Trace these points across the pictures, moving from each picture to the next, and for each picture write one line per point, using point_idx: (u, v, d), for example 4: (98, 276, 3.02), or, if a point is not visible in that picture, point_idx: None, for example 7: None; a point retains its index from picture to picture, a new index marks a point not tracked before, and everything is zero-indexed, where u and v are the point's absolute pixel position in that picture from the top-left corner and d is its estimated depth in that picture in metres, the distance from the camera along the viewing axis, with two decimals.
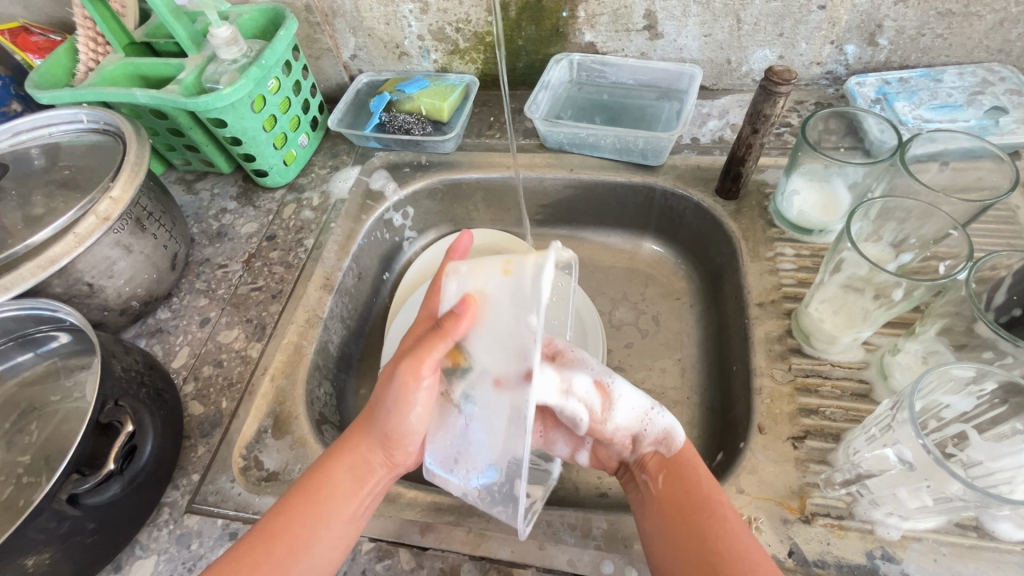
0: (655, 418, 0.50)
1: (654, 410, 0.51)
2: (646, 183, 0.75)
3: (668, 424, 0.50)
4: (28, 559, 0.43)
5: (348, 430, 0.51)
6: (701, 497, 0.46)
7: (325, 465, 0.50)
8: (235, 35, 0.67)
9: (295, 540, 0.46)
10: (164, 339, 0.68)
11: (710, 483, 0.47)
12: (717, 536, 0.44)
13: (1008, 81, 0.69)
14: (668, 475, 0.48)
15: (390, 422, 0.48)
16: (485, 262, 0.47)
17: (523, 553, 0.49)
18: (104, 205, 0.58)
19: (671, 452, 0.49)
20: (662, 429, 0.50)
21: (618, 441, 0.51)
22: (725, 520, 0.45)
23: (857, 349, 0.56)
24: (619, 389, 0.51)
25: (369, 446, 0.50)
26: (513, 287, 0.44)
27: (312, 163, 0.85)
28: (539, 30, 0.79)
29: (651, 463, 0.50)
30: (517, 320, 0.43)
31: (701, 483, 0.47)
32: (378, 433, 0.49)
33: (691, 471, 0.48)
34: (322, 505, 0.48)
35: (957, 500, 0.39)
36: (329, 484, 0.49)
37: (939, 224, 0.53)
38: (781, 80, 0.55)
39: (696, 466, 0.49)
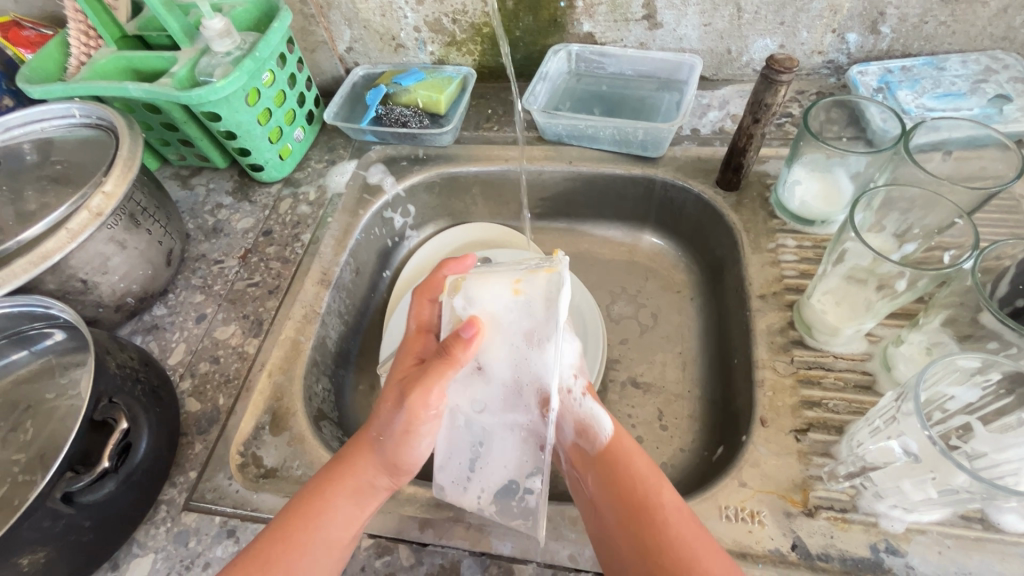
0: (574, 401, 0.53)
1: (574, 394, 0.53)
2: (646, 176, 0.74)
3: (587, 413, 0.52)
4: (22, 558, 0.43)
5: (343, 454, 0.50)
6: (641, 495, 0.46)
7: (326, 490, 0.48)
8: (228, 27, 0.66)
9: (295, 567, 0.45)
10: (160, 335, 0.68)
11: (648, 478, 0.48)
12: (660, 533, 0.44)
13: (1012, 68, 0.68)
14: (603, 475, 0.49)
15: (396, 446, 0.49)
16: (488, 279, 0.51)
17: (524, 548, 0.49)
18: (97, 200, 0.57)
19: (600, 443, 0.51)
20: (582, 416, 0.52)
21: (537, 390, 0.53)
22: (669, 510, 0.45)
23: (860, 340, 0.56)
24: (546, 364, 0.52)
25: (373, 469, 0.49)
26: (524, 305, 0.49)
27: (309, 157, 0.85)
28: (537, 20, 0.78)
29: (585, 458, 0.51)
30: (523, 329, 0.49)
31: (639, 478, 0.48)
32: (383, 457, 0.49)
33: (623, 458, 0.49)
34: (324, 532, 0.46)
35: (962, 492, 0.39)
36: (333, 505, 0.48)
37: (943, 213, 0.52)
38: (783, 68, 0.54)
39: (633, 458, 0.49)
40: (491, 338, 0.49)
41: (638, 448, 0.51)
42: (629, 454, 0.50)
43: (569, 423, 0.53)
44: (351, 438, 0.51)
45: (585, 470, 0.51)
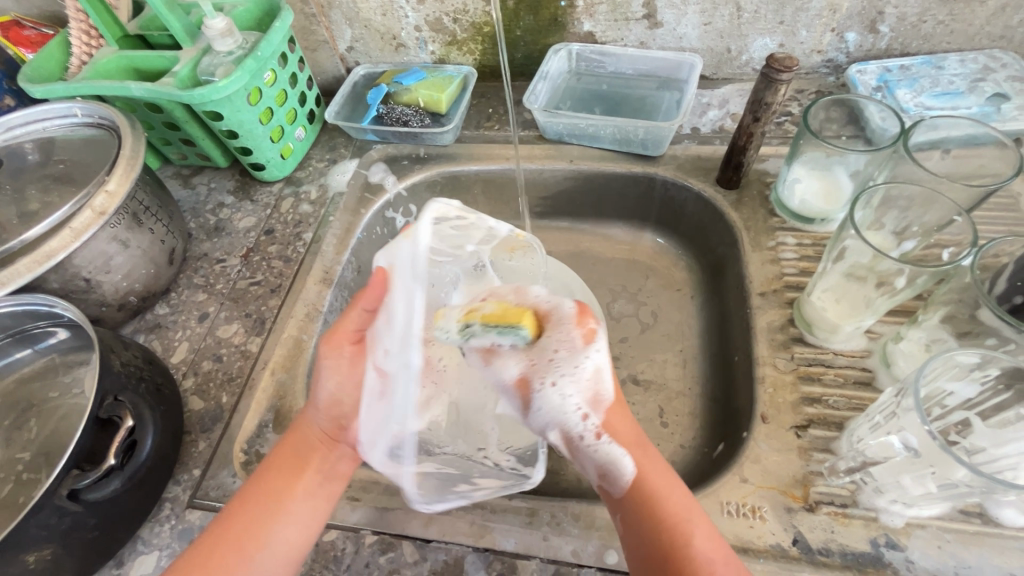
0: (589, 447, 0.46)
1: (585, 439, 0.47)
2: (646, 174, 0.75)
3: (607, 457, 0.46)
4: (28, 555, 0.43)
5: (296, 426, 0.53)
6: (672, 536, 0.42)
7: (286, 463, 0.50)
8: (230, 26, 0.66)
9: (250, 523, 0.46)
10: (163, 334, 0.68)
11: (680, 517, 0.43)
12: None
13: (1010, 67, 0.68)
14: (632, 521, 0.44)
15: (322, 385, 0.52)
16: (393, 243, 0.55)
17: (528, 543, 0.49)
18: (100, 199, 0.57)
19: (625, 483, 0.45)
20: (602, 460, 0.46)
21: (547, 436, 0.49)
22: (704, 562, 0.41)
23: (860, 338, 0.56)
24: (543, 405, 0.47)
25: (309, 425, 0.52)
26: (411, 248, 0.52)
27: (310, 156, 0.85)
28: (538, 20, 0.78)
29: (613, 502, 0.46)
30: (435, 277, 0.59)
31: (671, 517, 0.43)
32: (314, 410, 0.52)
33: (648, 499, 0.44)
34: (272, 488, 0.49)
35: (962, 486, 0.39)
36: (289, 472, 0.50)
37: (941, 211, 0.53)
38: (783, 67, 0.55)
39: (664, 492, 0.45)
40: (393, 286, 0.52)
41: (671, 479, 0.46)
42: (656, 491, 0.45)
43: (591, 467, 0.47)
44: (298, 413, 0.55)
45: (613, 509, 0.46)
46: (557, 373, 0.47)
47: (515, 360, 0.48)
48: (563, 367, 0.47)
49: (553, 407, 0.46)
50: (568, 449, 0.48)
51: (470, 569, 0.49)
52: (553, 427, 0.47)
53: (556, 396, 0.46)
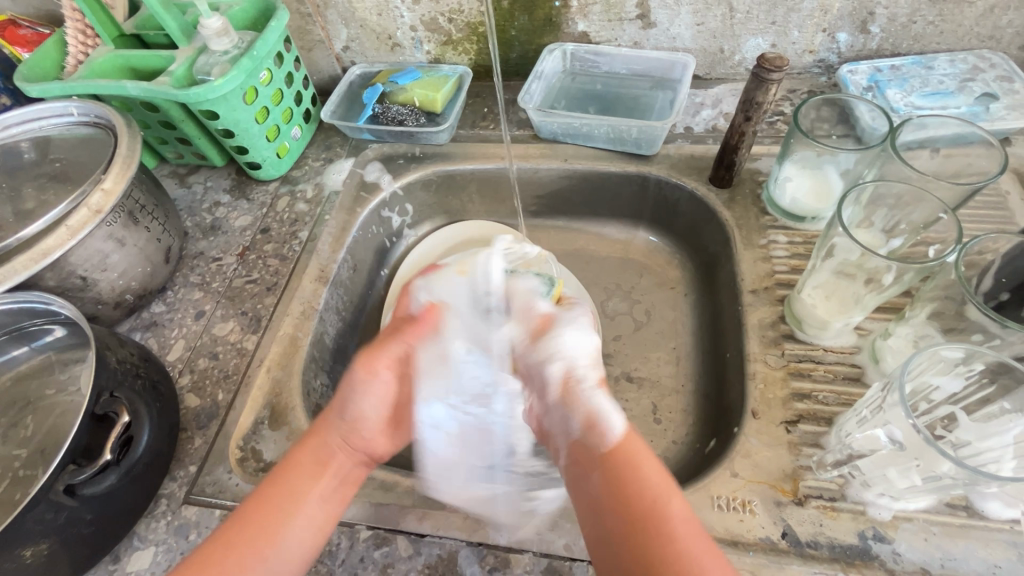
0: (587, 392, 0.50)
1: (583, 384, 0.51)
2: (640, 173, 0.75)
3: (598, 408, 0.49)
4: (25, 550, 0.44)
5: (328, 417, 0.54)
6: (647, 507, 0.43)
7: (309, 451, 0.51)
8: (226, 26, 0.67)
9: (266, 524, 0.46)
10: (159, 332, 0.68)
11: (654, 490, 0.44)
12: (662, 551, 0.40)
13: (998, 67, 0.69)
14: (612, 475, 0.45)
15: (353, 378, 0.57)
16: (437, 274, 0.63)
17: (521, 537, 0.50)
18: (96, 197, 0.58)
19: (608, 440, 0.48)
20: (591, 410, 0.49)
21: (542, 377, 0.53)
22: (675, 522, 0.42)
23: (849, 334, 0.57)
24: (559, 341, 0.53)
25: (332, 431, 0.52)
26: (469, 281, 0.61)
27: (306, 155, 0.85)
28: (532, 20, 0.78)
29: (593, 456, 0.47)
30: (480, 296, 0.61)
31: (646, 491, 0.44)
32: (341, 418, 0.53)
33: (633, 461, 0.46)
34: (289, 489, 0.48)
35: (946, 478, 0.40)
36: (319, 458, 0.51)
37: (929, 209, 0.53)
38: (774, 67, 0.55)
39: (639, 465, 0.45)
40: (445, 320, 0.59)
41: (650, 454, 0.47)
42: (639, 457, 0.46)
43: (578, 417, 0.50)
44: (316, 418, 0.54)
45: (591, 468, 0.47)
46: (576, 325, 0.55)
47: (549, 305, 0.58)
48: (581, 325, 0.55)
49: (567, 344, 0.53)
50: (561, 393, 0.52)
51: (463, 564, 0.49)
52: (564, 360, 0.52)
53: (572, 338, 0.53)
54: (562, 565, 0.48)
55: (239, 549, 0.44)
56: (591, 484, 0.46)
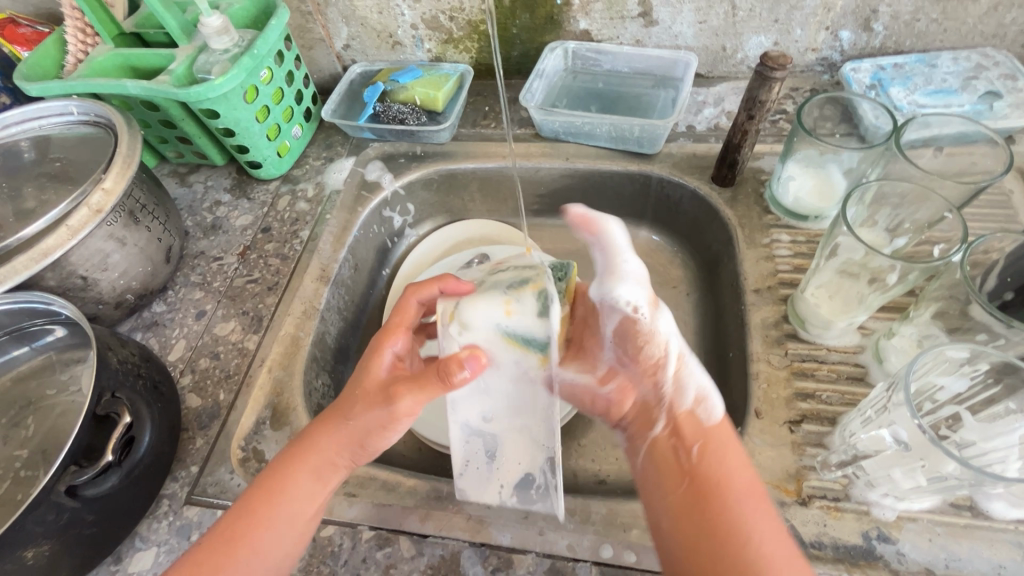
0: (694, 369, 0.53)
1: (691, 360, 0.53)
2: (642, 172, 0.75)
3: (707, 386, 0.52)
4: (27, 551, 0.44)
5: (337, 403, 0.51)
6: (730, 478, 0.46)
7: (315, 430, 0.50)
8: (226, 24, 0.66)
9: (256, 541, 0.45)
10: (160, 332, 0.68)
11: (740, 470, 0.46)
12: (742, 520, 0.43)
13: (1002, 65, 0.69)
14: (714, 450, 0.48)
15: (362, 373, 0.53)
16: (477, 300, 0.53)
17: (523, 538, 0.49)
18: (96, 197, 0.57)
19: (714, 418, 0.50)
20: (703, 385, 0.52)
21: (653, 351, 0.53)
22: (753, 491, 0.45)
23: (852, 334, 0.57)
24: (672, 318, 0.53)
25: (336, 450, 0.49)
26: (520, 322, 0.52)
27: (306, 154, 0.85)
28: (534, 18, 0.78)
29: (697, 430, 0.49)
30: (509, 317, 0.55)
31: (733, 470, 0.46)
32: (352, 438, 0.50)
33: (723, 440, 0.48)
34: (283, 505, 0.47)
35: (951, 478, 0.40)
36: (322, 443, 0.49)
37: (933, 208, 0.53)
38: (777, 65, 0.55)
39: (729, 447, 0.48)
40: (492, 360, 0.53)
41: (738, 442, 0.49)
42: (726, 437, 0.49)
43: (692, 389, 0.52)
44: (316, 420, 0.51)
45: (692, 441, 0.49)
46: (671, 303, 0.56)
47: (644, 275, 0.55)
48: None
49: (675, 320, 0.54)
50: (674, 369, 0.53)
51: (466, 564, 0.49)
52: (678, 336, 0.53)
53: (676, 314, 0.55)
54: (566, 566, 0.48)
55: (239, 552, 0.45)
56: (685, 454, 0.49)
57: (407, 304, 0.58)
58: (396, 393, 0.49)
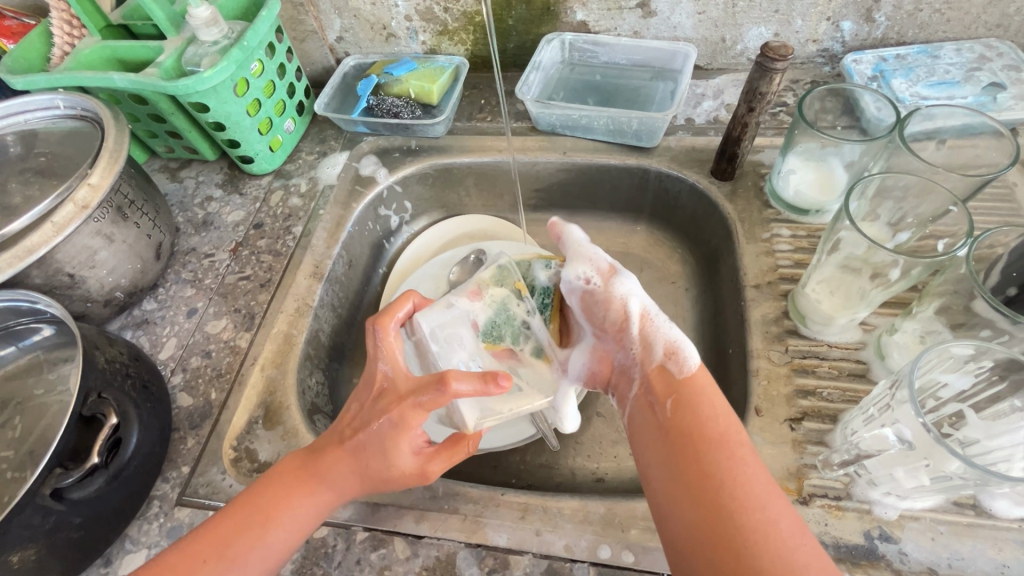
0: (663, 323, 0.52)
1: (659, 317, 0.52)
2: (640, 166, 0.74)
3: (676, 338, 0.51)
4: (12, 556, 0.43)
5: (357, 452, 0.47)
6: (712, 432, 0.44)
7: (321, 468, 0.47)
8: (215, 15, 0.65)
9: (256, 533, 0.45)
10: (151, 330, 0.67)
11: (723, 421, 0.45)
12: (725, 471, 0.42)
13: (1006, 56, 0.68)
14: (687, 401, 0.47)
15: (388, 446, 0.46)
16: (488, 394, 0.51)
17: (520, 539, 0.49)
18: (83, 192, 0.56)
19: (686, 368, 0.49)
20: (670, 339, 0.51)
21: (616, 306, 0.52)
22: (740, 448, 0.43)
23: (854, 330, 0.56)
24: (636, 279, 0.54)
25: (335, 482, 0.47)
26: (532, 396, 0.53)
27: (299, 149, 0.84)
28: (530, 9, 0.77)
29: (668, 383, 0.49)
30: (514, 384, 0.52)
31: (712, 417, 0.45)
32: (362, 475, 0.47)
33: (700, 395, 0.47)
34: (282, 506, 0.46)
35: (956, 478, 0.39)
36: (335, 479, 0.47)
37: (937, 201, 0.52)
38: (778, 56, 0.54)
39: (706, 394, 0.47)
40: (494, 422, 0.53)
41: (717, 389, 0.49)
42: (708, 392, 0.48)
43: (653, 348, 0.51)
44: (314, 453, 0.48)
45: (668, 396, 0.48)
46: None
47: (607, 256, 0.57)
48: None
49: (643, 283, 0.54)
50: (637, 325, 0.52)
51: (462, 565, 0.48)
52: (642, 296, 0.53)
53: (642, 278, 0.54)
54: (563, 566, 0.47)
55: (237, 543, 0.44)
56: (659, 412, 0.48)
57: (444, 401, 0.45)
58: (430, 470, 0.48)
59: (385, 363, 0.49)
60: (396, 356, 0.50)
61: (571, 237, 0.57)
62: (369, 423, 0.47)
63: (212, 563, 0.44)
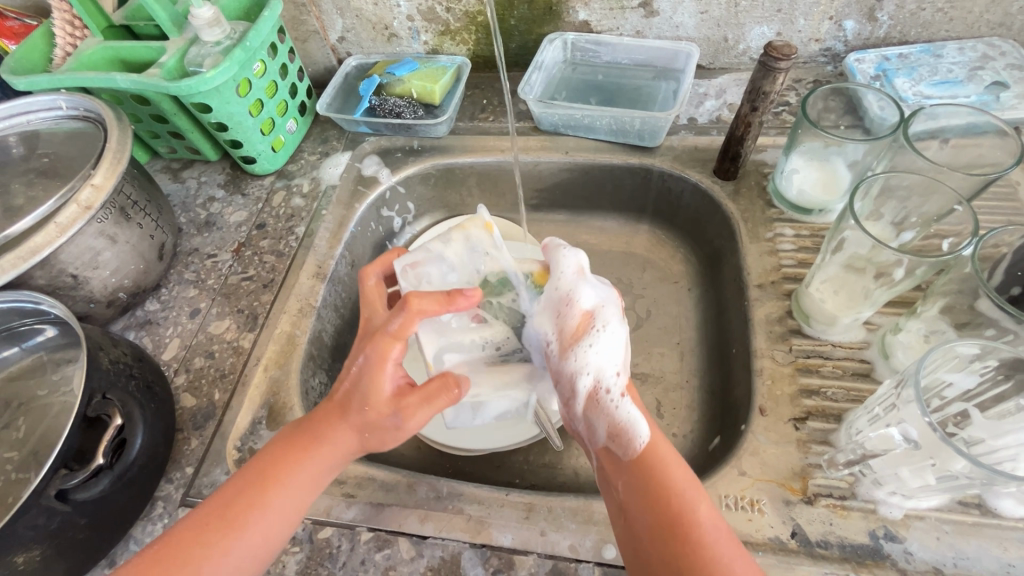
0: (611, 403, 0.48)
1: (610, 394, 0.48)
2: (643, 165, 0.74)
3: (625, 417, 0.47)
4: (17, 557, 0.43)
5: (344, 401, 0.48)
6: (676, 510, 0.43)
7: (316, 423, 0.48)
8: (218, 16, 0.65)
9: (234, 524, 0.44)
10: (154, 331, 0.67)
11: (687, 494, 0.43)
12: (694, 551, 0.41)
13: (1009, 55, 0.68)
14: (644, 475, 0.45)
15: (369, 383, 0.46)
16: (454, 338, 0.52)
17: (524, 539, 0.49)
18: (86, 193, 0.56)
19: (634, 448, 0.46)
20: (618, 419, 0.47)
21: (564, 377, 0.49)
22: (705, 522, 0.42)
23: (858, 329, 0.56)
24: (594, 347, 0.48)
25: (323, 444, 0.47)
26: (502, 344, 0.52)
27: (302, 149, 0.83)
28: (532, 9, 0.77)
29: (617, 460, 0.47)
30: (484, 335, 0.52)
31: (677, 494, 0.43)
32: (354, 419, 0.47)
33: (660, 465, 0.45)
34: (252, 512, 0.44)
35: (962, 477, 0.39)
36: (330, 436, 0.47)
37: (941, 201, 0.52)
38: (781, 55, 0.54)
39: (671, 466, 0.45)
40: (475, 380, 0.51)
41: (675, 455, 0.46)
42: (667, 461, 0.45)
43: (602, 425, 0.48)
44: (304, 419, 0.49)
45: (619, 474, 0.47)
46: (614, 330, 0.49)
47: (588, 299, 0.50)
48: (620, 326, 0.50)
49: (603, 352, 0.48)
50: (586, 402, 0.49)
51: (466, 566, 0.48)
52: (595, 370, 0.48)
53: (605, 343, 0.48)
54: (568, 566, 0.47)
55: (205, 552, 0.43)
56: (613, 489, 0.47)
57: (411, 322, 0.46)
58: (408, 407, 0.46)
59: (368, 309, 0.52)
60: (376, 300, 0.52)
61: (555, 276, 0.51)
62: (352, 366, 0.48)
63: (223, 525, 0.44)
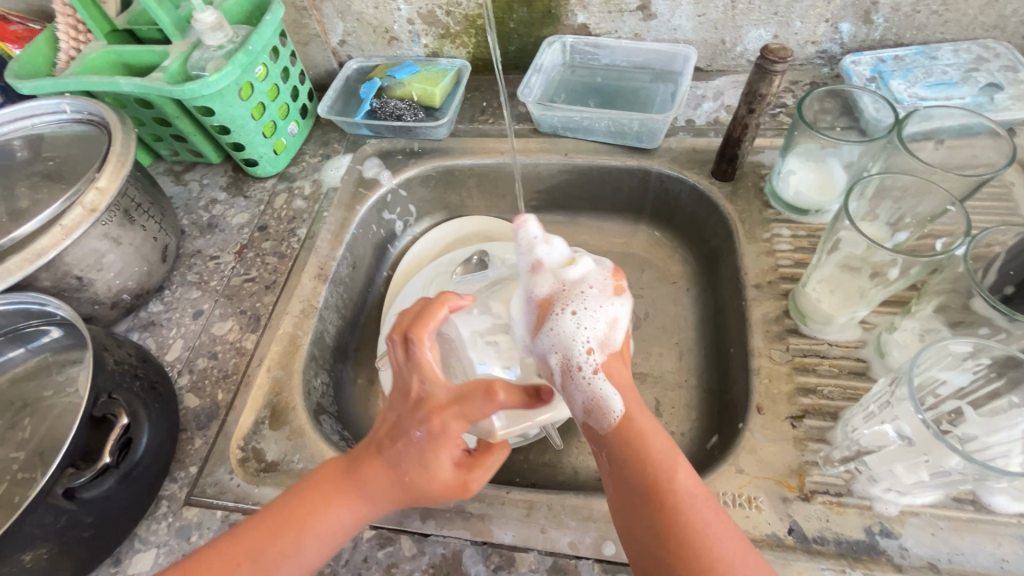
0: (583, 379, 0.49)
1: (582, 369, 0.49)
2: (641, 167, 0.74)
3: (599, 393, 0.47)
4: (25, 554, 0.43)
5: (393, 462, 0.45)
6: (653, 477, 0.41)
7: (357, 471, 0.46)
8: (220, 20, 0.66)
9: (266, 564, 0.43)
10: (157, 332, 0.67)
11: (663, 458, 0.42)
12: (676, 519, 0.39)
13: (1003, 57, 0.69)
14: (620, 445, 0.44)
15: (427, 455, 0.44)
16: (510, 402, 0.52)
17: (525, 536, 0.49)
18: (91, 196, 0.57)
19: (609, 421, 0.46)
20: (593, 395, 0.47)
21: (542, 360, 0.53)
22: (685, 485, 0.41)
23: (854, 328, 0.56)
24: (554, 325, 0.51)
25: (366, 498, 0.45)
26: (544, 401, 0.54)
27: (303, 151, 0.84)
28: (531, 12, 0.78)
29: (597, 437, 0.46)
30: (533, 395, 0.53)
31: (649, 461, 0.42)
32: (400, 483, 0.45)
33: (637, 434, 0.44)
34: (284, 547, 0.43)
35: (954, 473, 0.40)
36: (371, 489, 0.45)
37: (935, 201, 0.53)
38: (778, 58, 0.54)
39: (646, 437, 0.44)
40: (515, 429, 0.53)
41: (648, 420, 0.46)
42: (642, 429, 0.44)
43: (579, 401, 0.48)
44: (342, 470, 0.46)
45: (599, 447, 0.46)
46: (578, 306, 0.52)
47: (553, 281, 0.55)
48: (586, 301, 0.52)
49: (564, 328, 0.51)
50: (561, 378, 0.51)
51: (468, 563, 0.49)
52: (559, 349, 0.51)
53: (565, 321, 0.51)
54: (568, 564, 0.48)
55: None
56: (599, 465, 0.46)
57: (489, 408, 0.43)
58: (470, 480, 0.45)
59: (419, 374, 0.46)
60: (430, 369, 0.46)
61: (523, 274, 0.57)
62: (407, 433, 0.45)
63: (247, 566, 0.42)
